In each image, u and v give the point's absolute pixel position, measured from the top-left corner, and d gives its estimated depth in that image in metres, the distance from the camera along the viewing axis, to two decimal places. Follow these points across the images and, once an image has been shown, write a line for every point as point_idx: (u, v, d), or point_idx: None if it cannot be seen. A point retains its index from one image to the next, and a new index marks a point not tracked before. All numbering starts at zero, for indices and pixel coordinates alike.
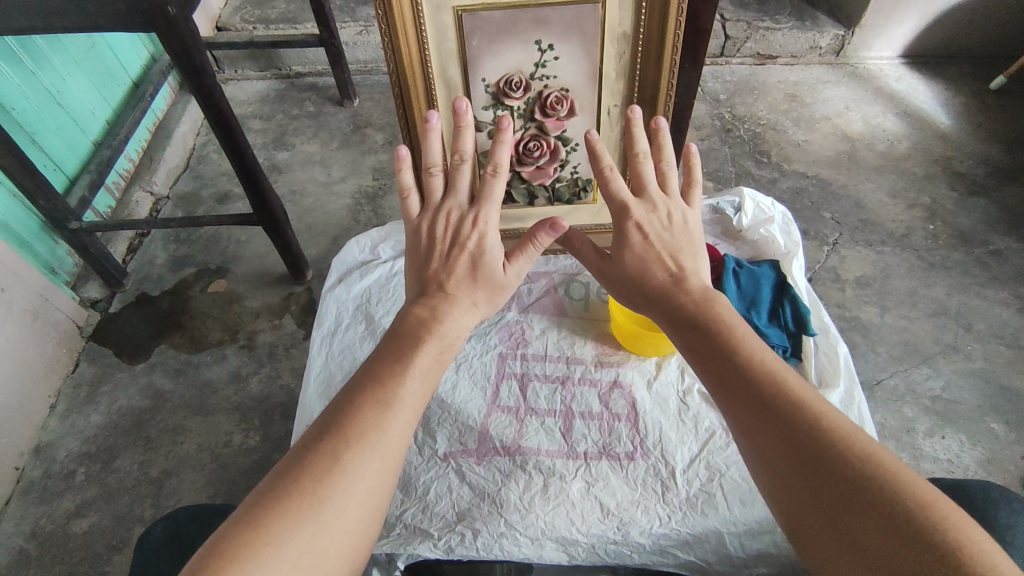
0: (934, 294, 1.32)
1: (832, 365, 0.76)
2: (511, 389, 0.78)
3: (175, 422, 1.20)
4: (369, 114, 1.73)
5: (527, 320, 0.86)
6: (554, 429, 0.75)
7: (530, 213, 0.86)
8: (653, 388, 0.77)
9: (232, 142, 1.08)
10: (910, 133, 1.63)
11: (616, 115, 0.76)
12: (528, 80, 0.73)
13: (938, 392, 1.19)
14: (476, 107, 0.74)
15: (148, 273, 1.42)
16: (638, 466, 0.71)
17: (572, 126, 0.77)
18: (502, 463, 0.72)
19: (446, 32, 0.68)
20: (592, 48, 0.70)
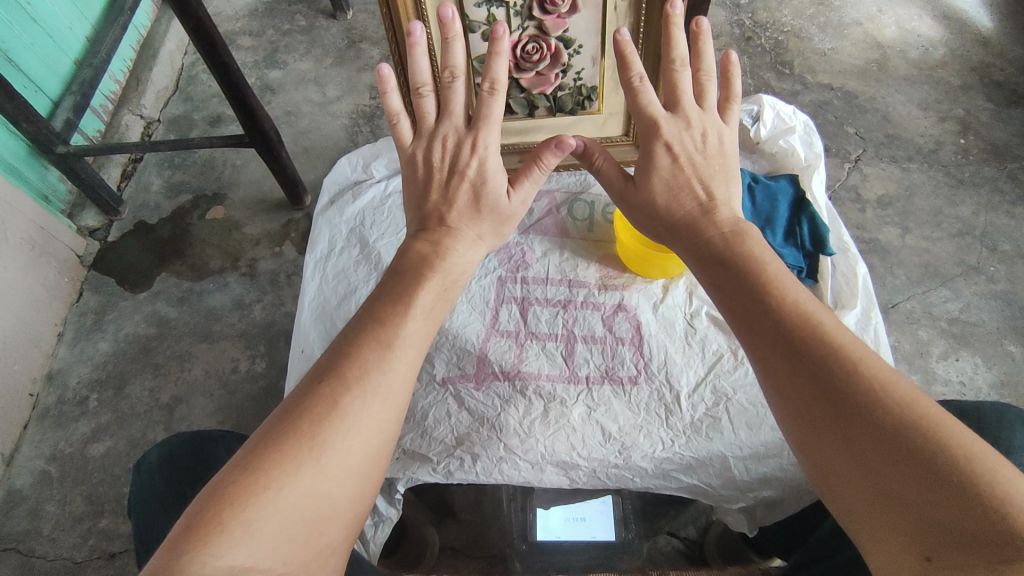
0: (960, 214, 1.26)
1: (849, 288, 0.72)
2: (511, 313, 0.76)
3: (182, 350, 1.20)
4: (364, 27, 1.62)
5: (528, 242, 0.82)
6: (555, 353, 0.73)
7: (529, 125, 0.81)
8: (659, 311, 0.75)
9: (214, 56, 1.02)
10: (947, 39, 1.50)
11: (623, 9, 0.68)
12: None
13: (956, 315, 1.15)
14: (469, 4, 0.67)
15: (144, 200, 1.39)
16: (642, 390, 0.69)
17: (575, 24, 0.70)
18: (502, 388, 0.70)
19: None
20: None
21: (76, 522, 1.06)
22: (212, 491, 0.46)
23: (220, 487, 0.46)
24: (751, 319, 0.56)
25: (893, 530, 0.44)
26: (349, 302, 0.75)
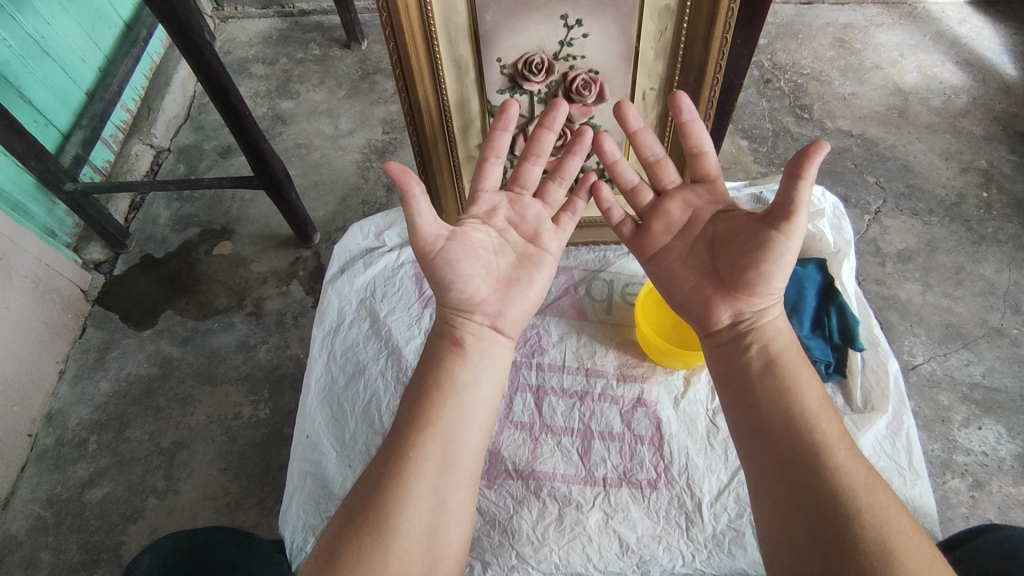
0: (983, 272, 1.23)
1: (879, 386, 0.76)
2: (525, 402, 0.77)
3: (184, 392, 1.18)
4: (378, 59, 1.62)
5: (544, 325, 0.83)
6: (570, 450, 0.73)
7: None
8: (680, 407, 0.75)
9: (227, 105, 1.00)
10: (970, 86, 1.48)
11: (652, 98, 0.73)
12: (551, 60, 0.69)
13: (979, 380, 1.12)
14: (492, 91, 0.72)
15: (151, 233, 1.37)
16: (661, 496, 0.70)
17: (599, 113, 0.75)
18: (514, 488, 0.71)
19: (455, 4, 0.64)
20: (626, 23, 0.66)
21: (70, 572, 1.03)
22: None
23: None
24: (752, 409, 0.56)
25: None
26: (357, 381, 0.79)
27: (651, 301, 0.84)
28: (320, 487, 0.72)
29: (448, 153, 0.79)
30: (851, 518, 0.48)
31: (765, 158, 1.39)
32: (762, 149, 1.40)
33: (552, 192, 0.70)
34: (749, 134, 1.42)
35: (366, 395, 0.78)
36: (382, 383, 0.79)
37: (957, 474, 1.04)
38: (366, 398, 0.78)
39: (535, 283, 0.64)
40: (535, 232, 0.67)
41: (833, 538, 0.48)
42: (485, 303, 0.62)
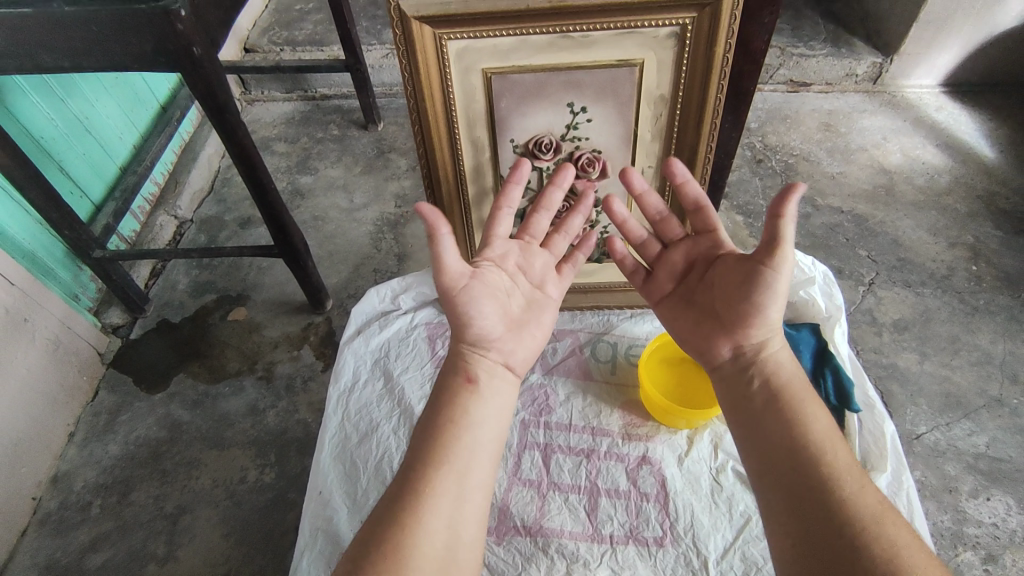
0: (978, 342, 1.26)
1: (877, 448, 0.77)
2: (533, 460, 0.79)
3: (191, 455, 1.19)
4: (393, 138, 1.73)
5: (551, 384, 0.86)
6: (577, 507, 0.75)
7: None
8: (684, 465, 0.77)
9: (254, 178, 1.06)
10: (951, 167, 1.57)
11: (649, 174, 0.80)
12: (559, 141, 0.76)
13: (983, 450, 1.12)
14: (506, 167, 0.79)
15: (169, 298, 1.43)
16: (668, 554, 0.70)
17: (602, 186, 0.81)
18: (523, 544, 0.72)
19: (474, 92, 0.71)
20: (625, 111, 0.73)
21: None
22: None
23: None
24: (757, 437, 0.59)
25: None
26: (369, 438, 0.81)
27: (653, 364, 0.87)
28: (331, 544, 0.73)
29: (464, 218, 0.85)
30: (856, 534, 0.50)
31: (759, 232, 1.45)
32: (756, 223, 1.47)
33: (556, 243, 0.75)
34: (744, 210, 1.50)
35: (378, 452, 0.80)
36: (395, 440, 0.81)
37: (969, 546, 1.02)
38: (379, 455, 0.80)
39: (541, 325, 0.70)
40: (540, 279, 0.72)
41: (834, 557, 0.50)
42: (500, 342, 0.66)
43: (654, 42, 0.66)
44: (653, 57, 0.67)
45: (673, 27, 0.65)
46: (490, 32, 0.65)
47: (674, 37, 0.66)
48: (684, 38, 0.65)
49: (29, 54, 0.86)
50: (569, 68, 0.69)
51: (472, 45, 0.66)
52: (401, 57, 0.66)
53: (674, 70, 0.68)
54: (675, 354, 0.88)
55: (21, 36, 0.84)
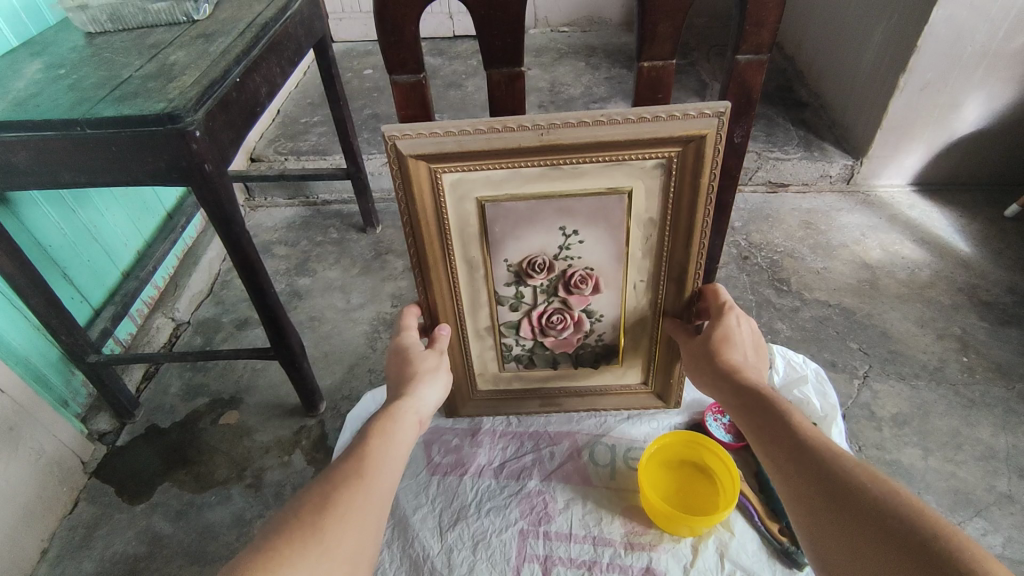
0: (980, 435, 1.25)
1: None
2: (532, 574, 0.75)
3: (170, 573, 1.12)
4: (390, 240, 1.79)
5: (550, 491, 0.84)
6: None
7: (553, 376, 0.88)
8: None
9: (255, 284, 1.08)
10: (930, 261, 1.62)
11: (642, 288, 0.79)
12: (552, 260, 0.76)
13: (1000, 550, 1.08)
14: (500, 285, 0.78)
15: (160, 402, 1.41)
16: None
17: (597, 301, 0.80)
18: None
19: (469, 217, 0.72)
20: (616, 231, 0.74)
21: None
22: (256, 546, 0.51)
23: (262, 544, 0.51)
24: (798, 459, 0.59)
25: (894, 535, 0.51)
26: None
27: (654, 465, 0.86)
28: None
29: (459, 334, 0.83)
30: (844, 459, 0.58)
31: None
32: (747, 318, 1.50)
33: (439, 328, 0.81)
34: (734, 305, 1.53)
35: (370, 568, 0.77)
36: (388, 554, 0.78)
37: None
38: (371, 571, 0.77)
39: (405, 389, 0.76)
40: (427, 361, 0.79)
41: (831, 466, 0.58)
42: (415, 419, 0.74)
43: (643, 173, 0.69)
44: (641, 185, 0.70)
45: (658, 160, 0.68)
46: (481, 166, 0.67)
47: (661, 168, 0.68)
48: (670, 170, 0.68)
49: (51, 171, 0.91)
50: (561, 196, 0.70)
51: (464, 176, 0.69)
52: (394, 182, 0.67)
53: (663, 197, 0.71)
54: (676, 456, 0.88)
55: (44, 156, 0.90)
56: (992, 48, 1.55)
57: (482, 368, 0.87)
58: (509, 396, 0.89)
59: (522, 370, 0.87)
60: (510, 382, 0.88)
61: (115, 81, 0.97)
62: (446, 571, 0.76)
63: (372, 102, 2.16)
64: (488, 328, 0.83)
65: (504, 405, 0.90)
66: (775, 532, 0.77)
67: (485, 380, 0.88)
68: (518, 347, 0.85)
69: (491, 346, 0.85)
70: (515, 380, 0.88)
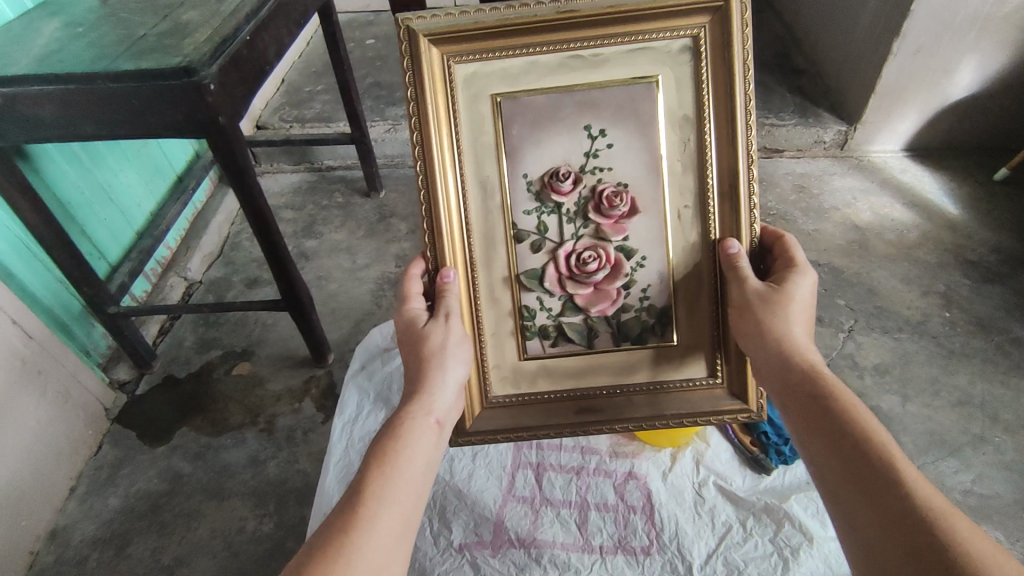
0: (957, 383, 1.31)
1: None
2: (527, 479, 0.94)
3: (190, 507, 1.20)
4: (394, 204, 1.84)
5: None
6: (569, 520, 0.89)
7: (586, 363, 0.81)
8: (667, 480, 0.91)
9: (266, 235, 1.14)
10: (919, 222, 1.67)
11: (688, 216, 0.76)
12: (578, 173, 0.76)
13: (970, 487, 1.15)
14: (519, 212, 0.76)
15: (176, 355, 1.48)
16: (654, 561, 0.83)
17: (635, 233, 0.77)
18: (518, 555, 0.85)
19: (483, 121, 0.74)
20: (647, 132, 0.74)
21: None
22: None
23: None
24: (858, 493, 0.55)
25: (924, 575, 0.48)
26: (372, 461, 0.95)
27: None
28: None
29: (473, 296, 0.78)
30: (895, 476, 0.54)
31: None
32: None
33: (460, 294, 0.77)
34: None
35: None
36: None
37: None
38: None
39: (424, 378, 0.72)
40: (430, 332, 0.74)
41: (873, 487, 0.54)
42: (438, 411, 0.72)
43: (669, 58, 0.72)
44: (669, 72, 0.72)
45: (684, 42, 0.71)
46: (500, 54, 0.72)
47: (689, 52, 0.72)
48: (698, 49, 0.71)
49: (73, 124, 0.97)
50: (585, 87, 0.73)
51: (481, 69, 0.73)
52: (405, 76, 0.71)
53: (694, 85, 0.72)
54: None
55: (68, 108, 0.95)
56: (984, 12, 1.58)
57: (500, 359, 0.81)
58: (537, 398, 0.81)
59: (548, 347, 0.80)
60: (535, 378, 0.81)
61: (131, 38, 1.02)
62: (450, 477, 0.94)
63: (375, 70, 2.19)
64: (507, 280, 0.78)
65: (528, 410, 0.80)
66: (747, 444, 0.93)
67: (503, 379, 0.81)
68: (542, 313, 0.79)
69: (510, 309, 0.79)
70: (540, 375, 0.81)
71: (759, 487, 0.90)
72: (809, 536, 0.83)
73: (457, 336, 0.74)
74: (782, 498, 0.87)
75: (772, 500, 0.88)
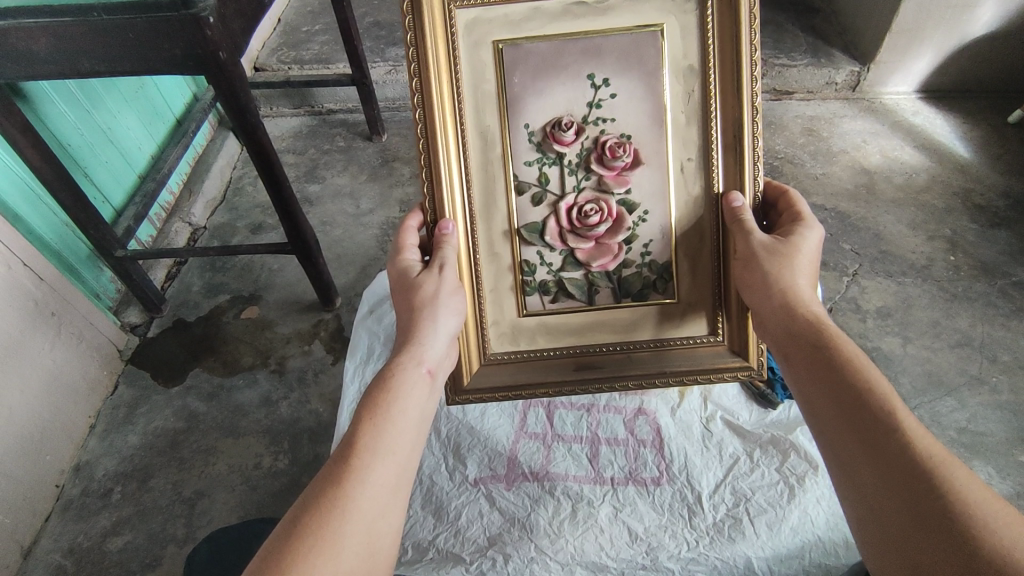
0: (958, 326, 1.32)
1: None
2: (538, 416, 0.97)
3: (207, 444, 1.24)
4: (397, 148, 1.82)
5: None
6: (580, 455, 0.93)
7: (584, 318, 0.79)
8: (676, 415, 0.95)
9: (271, 176, 1.13)
10: (929, 166, 1.65)
11: (691, 169, 0.74)
12: (581, 124, 0.73)
13: (964, 424, 1.18)
14: (520, 162, 0.74)
15: (185, 299, 1.49)
16: (665, 491, 0.87)
17: (637, 186, 0.74)
18: (531, 488, 0.89)
19: (484, 70, 0.71)
20: (651, 82, 0.71)
21: None
22: (276, 545, 0.52)
23: (281, 545, 0.51)
24: (854, 440, 0.54)
25: (915, 521, 0.48)
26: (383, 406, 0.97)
27: None
28: None
29: (470, 246, 0.75)
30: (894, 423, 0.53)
31: None
32: None
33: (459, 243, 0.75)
34: None
35: None
36: None
37: None
38: None
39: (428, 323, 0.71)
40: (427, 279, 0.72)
41: (868, 434, 0.53)
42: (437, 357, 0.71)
43: (674, 6, 0.69)
44: (674, 22, 0.69)
45: None
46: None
47: (695, 0, 0.69)
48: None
49: (71, 60, 0.95)
50: (588, 35, 0.70)
51: (482, 14, 0.69)
52: (405, 16, 0.67)
53: (700, 35, 0.69)
54: None
55: (64, 43, 0.93)
56: None
57: (498, 315, 0.79)
58: (536, 352, 0.79)
59: (548, 303, 0.78)
60: (534, 334, 0.79)
61: None
62: (461, 416, 0.97)
63: (374, 9, 2.12)
64: (506, 233, 0.76)
65: (524, 367, 0.79)
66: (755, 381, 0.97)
67: (502, 333, 0.79)
68: (543, 268, 0.77)
69: (509, 263, 0.77)
70: (540, 332, 0.79)
71: (765, 421, 0.93)
72: (814, 465, 0.86)
73: (451, 286, 0.72)
74: (788, 430, 0.91)
75: (778, 432, 0.91)
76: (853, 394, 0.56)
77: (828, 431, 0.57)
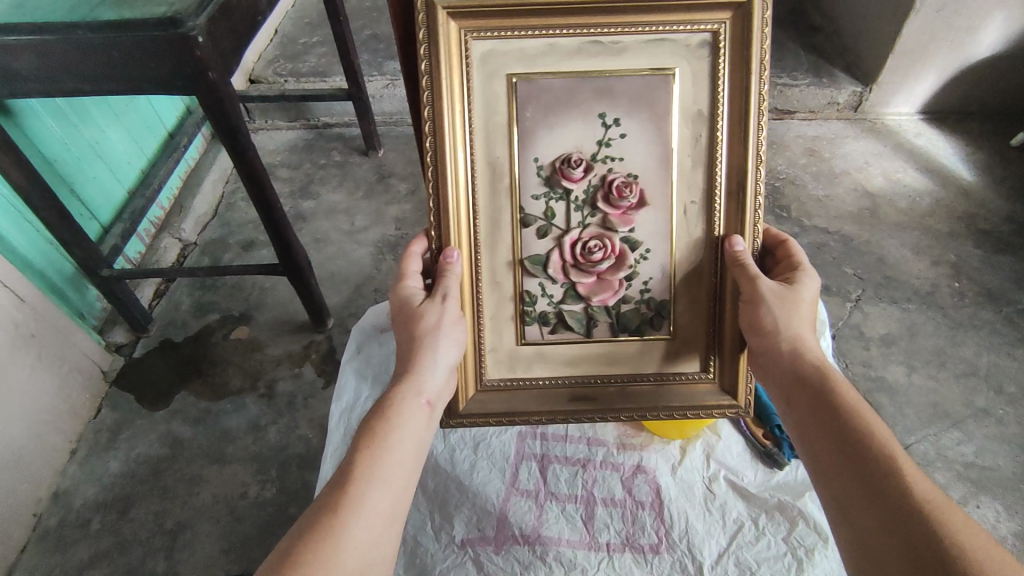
0: (962, 355, 1.30)
1: None
2: (530, 471, 0.94)
3: (191, 472, 1.20)
4: (393, 164, 1.79)
5: None
6: (574, 516, 0.90)
7: (579, 353, 0.75)
8: (676, 474, 0.92)
9: (262, 197, 1.09)
10: (932, 189, 1.63)
11: (693, 213, 0.71)
12: (590, 161, 0.70)
13: (971, 459, 1.15)
14: (527, 196, 0.70)
15: (172, 318, 1.45)
16: (664, 560, 0.84)
17: (640, 225, 0.71)
18: (521, 553, 0.86)
19: (496, 103, 0.68)
20: (662, 124, 0.68)
21: None
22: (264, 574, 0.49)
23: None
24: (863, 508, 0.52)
25: None
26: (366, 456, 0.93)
27: None
28: None
29: (474, 273, 0.72)
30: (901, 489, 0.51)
31: None
32: None
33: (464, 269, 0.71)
34: None
35: None
36: None
37: None
38: None
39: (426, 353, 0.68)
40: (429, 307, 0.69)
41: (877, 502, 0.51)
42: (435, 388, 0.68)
43: (688, 52, 0.66)
44: (688, 67, 0.66)
45: (705, 35, 0.65)
46: (518, 32, 0.65)
47: (708, 45, 0.66)
48: (718, 45, 0.65)
49: (53, 78, 0.91)
50: (596, 75, 0.67)
51: (498, 47, 0.66)
52: (421, 44, 0.64)
53: (712, 80, 0.66)
54: None
55: (46, 61, 0.89)
56: None
57: (497, 342, 0.75)
58: (530, 383, 0.75)
59: (547, 334, 0.75)
60: (530, 363, 0.76)
61: None
62: (449, 468, 0.94)
63: (372, 22, 2.10)
64: (510, 264, 0.72)
65: (518, 396, 0.75)
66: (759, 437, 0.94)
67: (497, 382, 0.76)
68: (543, 299, 0.74)
69: (511, 293, 0.74)
70: (537, 361, 0.76)
71: (770, 482, 0.90)
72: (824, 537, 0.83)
73: (452, 317, 0.69)
74: (796, 496, 0.88)
75: (785, 497, 0.88)
76: (860, 458, 0.54)
77: (835, 495, 0.55)
